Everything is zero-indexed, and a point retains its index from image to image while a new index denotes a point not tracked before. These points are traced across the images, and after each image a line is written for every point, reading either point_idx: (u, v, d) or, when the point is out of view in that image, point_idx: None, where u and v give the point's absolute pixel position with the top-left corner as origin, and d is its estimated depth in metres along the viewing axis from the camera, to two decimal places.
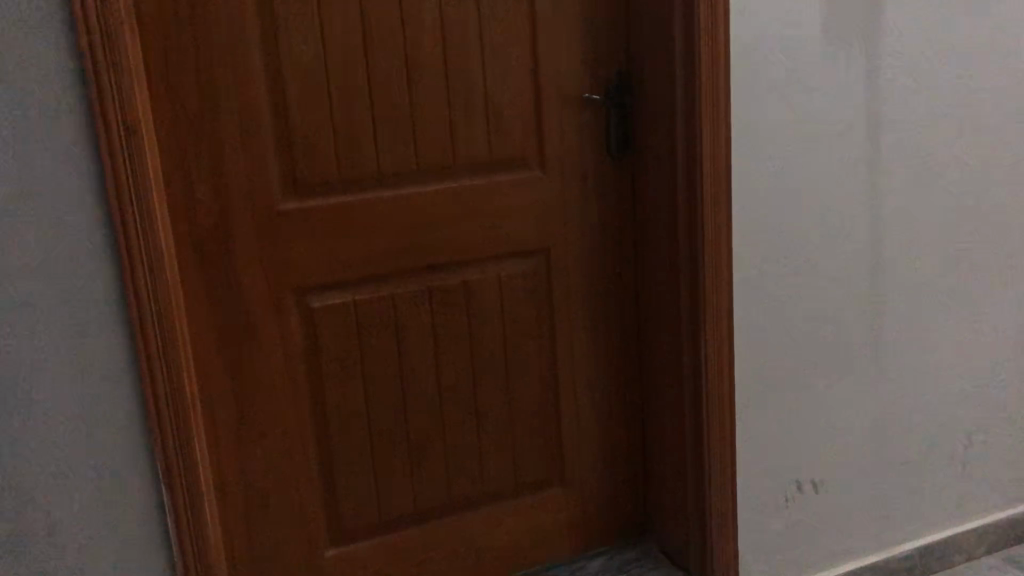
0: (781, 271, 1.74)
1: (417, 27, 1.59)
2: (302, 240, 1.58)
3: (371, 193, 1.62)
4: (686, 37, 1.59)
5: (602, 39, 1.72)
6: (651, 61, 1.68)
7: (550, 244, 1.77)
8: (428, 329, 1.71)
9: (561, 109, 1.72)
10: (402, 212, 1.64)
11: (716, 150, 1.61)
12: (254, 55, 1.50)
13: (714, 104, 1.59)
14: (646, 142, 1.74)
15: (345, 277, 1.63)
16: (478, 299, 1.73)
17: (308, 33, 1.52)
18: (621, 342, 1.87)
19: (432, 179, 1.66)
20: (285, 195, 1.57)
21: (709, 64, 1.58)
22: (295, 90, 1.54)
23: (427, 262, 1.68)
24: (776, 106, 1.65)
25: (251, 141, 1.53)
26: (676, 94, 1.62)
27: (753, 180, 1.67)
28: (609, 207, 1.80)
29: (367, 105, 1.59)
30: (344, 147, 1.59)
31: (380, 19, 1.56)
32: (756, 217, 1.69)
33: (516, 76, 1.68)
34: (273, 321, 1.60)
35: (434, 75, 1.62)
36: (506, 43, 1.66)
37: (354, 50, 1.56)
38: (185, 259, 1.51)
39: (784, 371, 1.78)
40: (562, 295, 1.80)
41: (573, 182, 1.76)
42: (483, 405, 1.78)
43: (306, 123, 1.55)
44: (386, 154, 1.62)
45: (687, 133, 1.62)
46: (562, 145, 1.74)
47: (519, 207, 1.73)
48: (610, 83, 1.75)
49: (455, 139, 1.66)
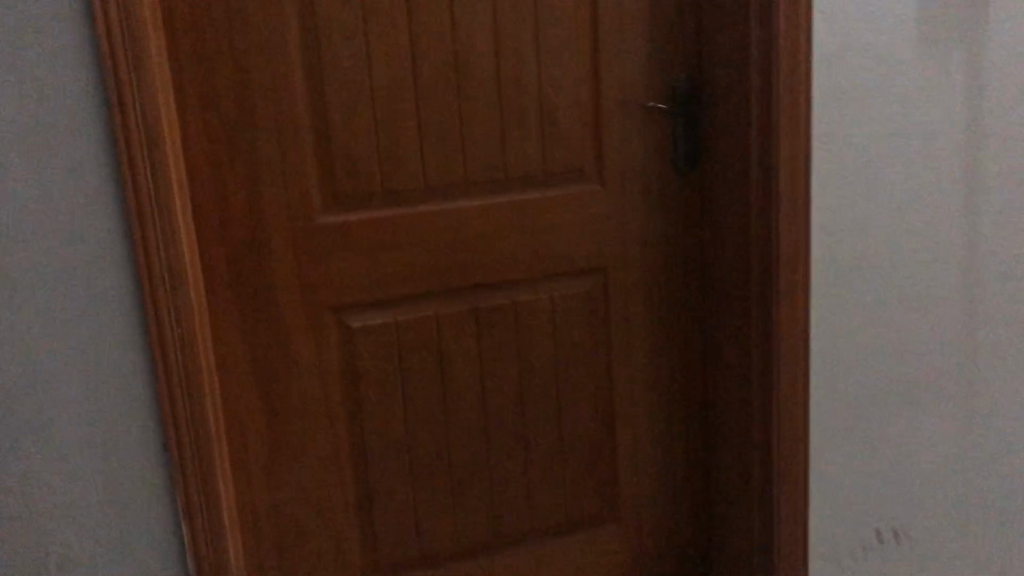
0: (864, 300, 1.58)
1: (468, 31, 1.47)
2: (341, 257, 1.48)
3: (416, 207, 1.51)
4: (763, 41, 1.44)
5: (670, 42, 1.58)
6: (724, 67, 1.53)
7: (608, 264, 1.63)
8: (474, 354, 1.60)
9: (623, 118, 1.59)
10: (447, 227, 1.53)
11: (794, 166, 1.47)
12: (294, 59, 1.41)
13: (794, 116, 1.45)
14: (717, 154, 1.59)
15: (386, 296, 1.52)
16: (530, 322, 1.61)
17: (350, 36, 1.42)
18: (685, 372, 1.73)
19: (481, 193, 1.55)
20: (323, 207, 1.47)
21: (788, 71, 1.43)
22: (336, 98, 1.43)
23: (474, 281, 1.57)
24: (861, 118, 1.50)
25: (289, 152, 1.43)
26: (751, 104, 1.47)
27: (834, 199, 1.52)
28: (674, 224, 1.66)
29: (413, 113, 1.48)
30: (388, 159, 1.48)
31: (427, 22, 1.45)
32: (836, 240, 1.54)
33: (575, 83, 1.55)
34: (309, 343, 1.50)
35: (486, 82, 1.50)
36: (565, 46, 1.53)
37: (399, 54, 1.45)
38: (216, 274, 1.43)
39: (865, 410, 1.63)
40: (621, 319, 1.66)
41: (636, 197, 1.63)
42: (532, 436, 1.66)
43: (347, 133, 1.45)
44: (433, 166, 1.51)
45: (763, 146, 1.47)
46: (624, 157, 1.60)
47: (575, 223, 1.60)
48: (679, 90, 1.60)
49: (507, 151, 1.54)
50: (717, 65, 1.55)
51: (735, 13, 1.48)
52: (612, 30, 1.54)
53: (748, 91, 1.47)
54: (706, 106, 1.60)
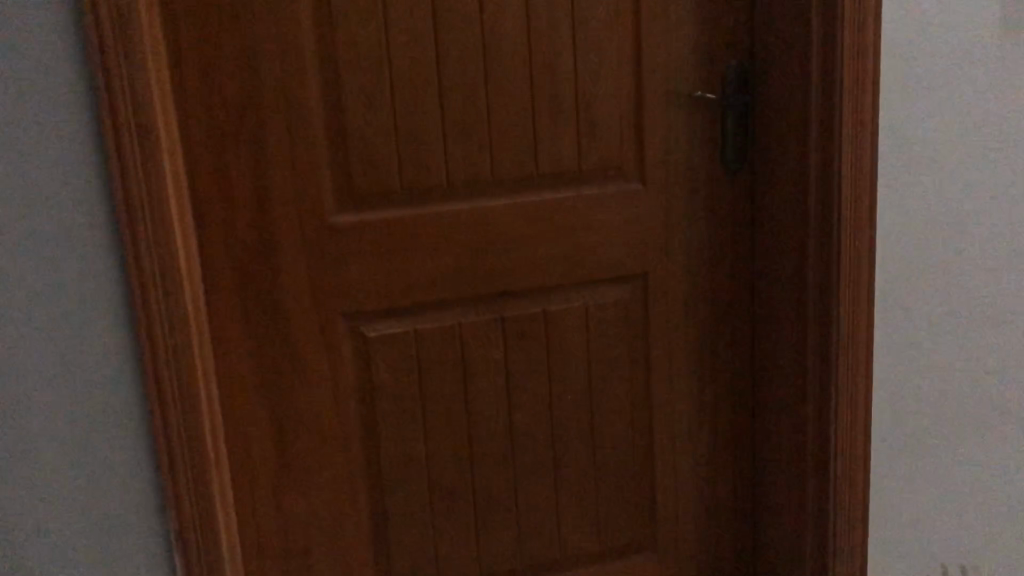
0: (931, 312, 1.44)
1: (498, 13, 1.34)
2: (357, 260, 1.36)
3: (439, 207, 1.38)
4: (827, 26, 1.30)
5: (722, 26, 1.44)
6: (779, 55, 1.39)
7: (649, 271, 1.49)
8: (501, 368, 1.46)
9: (668, 110, 1.44)
10: (473, 229, 1.40)
11: (858, 165, 1.33)
12: (306, 43, 1.28)
13: (859, 109, 1.31)
14: (771, 150, 1.44)
15: (404, 304, 1.39)
16: (562, 333, 1.47)
17: (370, 19, 1.29)
18: (731, 389, 1.58)
19: (511, 192, 1.41)
20: (337, 206, 1.34)
21: (853, 59, 1.29)
22: (353, 86, 1.30)
23: (501, 288, 1.43)
24: (933, 112, 1.36)
25: (299, 146, 1.30)
26: (811, 95, 1.33)
27: (901, 202, 1.38)
28: (722, 227, 1.52)
29: (437, 103, 1.34)
30: (409, 153, 1.35)
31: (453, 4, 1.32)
32: (904, 248, 1.40)
33: (616, 71, 1.41)
34: (321, 354, 1.37)
35: (517, 70, 1.37)
36: (605, 31, 1.39)
37: (423, 39, 1.32)
38: (221, 277, 1.31)
39: (931, 433, 1.49)
40: (662, 331, 1.52)
41: (680, 198, 1.48)
42: (563, 457, 1.52)
43: (364, 125, 1.32)
44: (458, 162, 1.37)
45: (824, 142, 1.33)
46: (667, 154, 1.46)
47: (613, 225, 1.46)
48: (729, 80, 1.46)
49: (540, 145, 1.40)
50: (773, 52, 1.41)
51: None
52: (657, 13, 1.40)
53: (807, 82, 1.33)
54: (760, 96, 1.46)
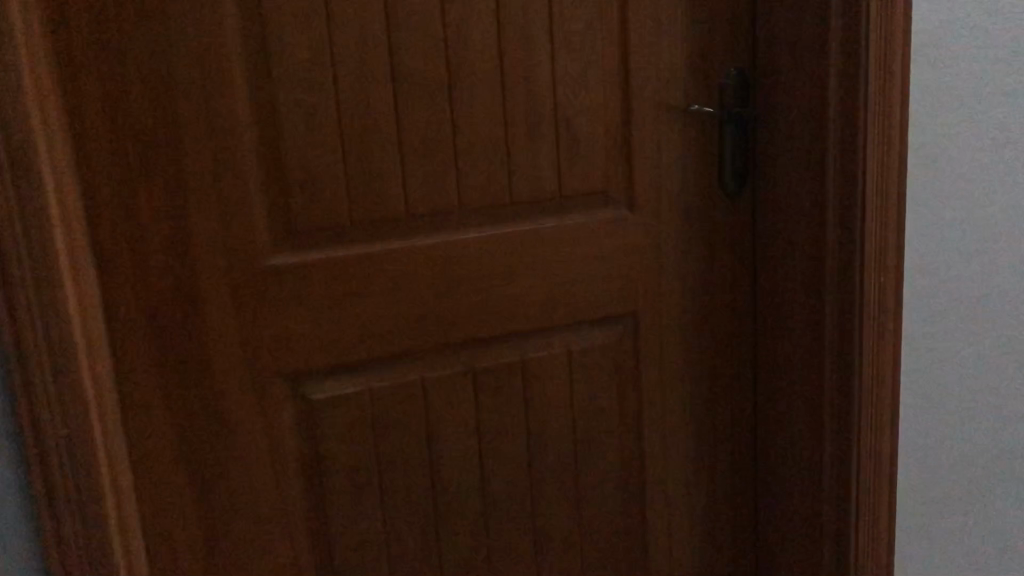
0: (958, 352, 1.28)
1: (463, 13, 1.12)
2: (298, 309, 1.13)
3: (396, 242, 1.16)
4: (848, 29, 1.12)
5: (719, 28, 1.25)
6: (787, 61, 1.21)
7: (640, 309, 1.30)
8: (473, 428, 1.25)
9: (660, 125, 1.25)
10: (437, 268, 1.18)
11: (883, 189, 1.15)
12: (231, 50, 1.05)
13: (885, 125, 1.13)
14: (779, 170, 1.25)
15: (358, 359, 1.17)
16: (542, 385, 1.27)
17: (308, 20, 1.07)
18: (734, 439, 1.39)
19: (480, 221, 1.20)
20: (273, 245, 1.12)
21: (879, 67, 1.12)
22: (290, 102, 1.08)
23: (472, 336, 1.22)
24: (964, 127, 1.19)
25: (226, 174, 1.08)
26: (828, 110, 1.15)
27: (930, 229, 1.21)
28: (722, 258, 1.33)
29: (392, 120, 1.13)
30: (359, 179, 1.13)
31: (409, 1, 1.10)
32: (931, 280, 1.23)
33: (601, 81, 1.21)
34: (258, 422, 1.15)
35: (486, 80, 1.15)
36: (588, 34, 1.19)
37: (375, 43, 1.10)
38: (132, 336, 1.08)
39: (957, 481, 1.33)
40: (655, 377, 1.32)
41: (674, 225, 1.29)
42: (545, 527, 1.31)
43: (304, 148, 1.10)
44: (418, 189, 1.16)
45: (844, 161, 1.15)
46: (659, 175, 1.26)
47: (599, 259, 1.26)
48: (728, 90, 1.27)
49: (514, 168, 1.19)
50: (782, 57, 1.21)
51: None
52: (647, 13, 1.20)
53: (823, 93, 1.15)
54: (765, 110, 1.27)
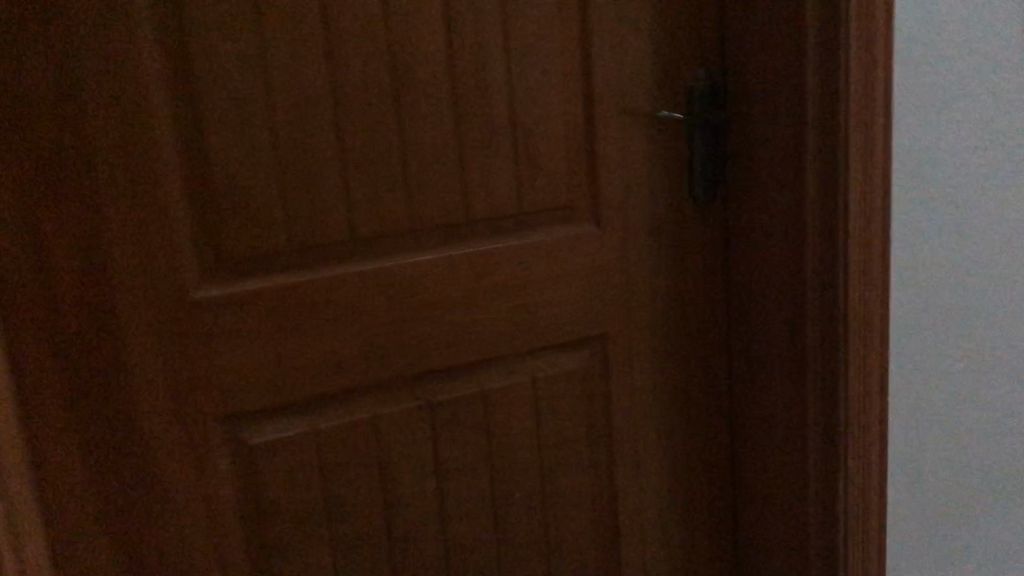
0: (948, 367, 1.20)
1: (408, 15, 1.02)
2: (230, 345, 1.03)
3: (339, 268, 1.06)
4: (825, 26, 1.03)
5: (686, 28, 1.16)
6: (759, 62, 1.12)
7: (609, 331, 1.20)
8: (431, 467, 1.15)
9: (625, 133, 1.15)
10: (386, 295, 1.08)
11: (866, 198, 1.07)
12: (147, 61, 0.94)
13: (867, 130, 1.05)
14: (752, 179, 1.17)
15: (301, 397, 1.07)
16: (505, 416, 1.17)
17: (235, 25, 0.96)
18: (711, 464, 1.30)
19: (431, 243, 1.10)
20: (202, 276, 1.01)
21: (858, 67, 1.03)
22: (216, 116, 0.97)
23: (427, 367, 1.12)
24: (951, 130, 1.11)
25: (146, 199, 0.96)
26: (806, 115, 1.06)
27: (916, 239, 1.13)
28: (694, 274, 1.24)
29: (332, 134, 1.02)
30: (296, 200, 1.02)
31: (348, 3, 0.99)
32: (918, 293, 1.15)
33: (560, 87, 1.11)
34: (190, 470, 1.04)
35: (434, 88, 1.05)
36: (545, 36, 1.09)
37: (310, 50, 0.99)
38: (43, 383, 0.96)
39: (950, 503, 1.26)
40: (626, 404, 1.23)
41: (644, 240, 1.20)
42: (511, 568, 1.21)
43: (233, 167, 0.99)
44: (362, 209, 1.05)
45: (825, 171, 1.07)
46: (626, 187, 1.17)
47: (563, 279, 1.17)
48: (696, 95, 1.18)
49: (468, 184, 1.09)
50: (754, 58, 1.13)
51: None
52: (608, 13, 1.11)
53: (800, 97, 1.06)
54: (736, 115, 1.18)
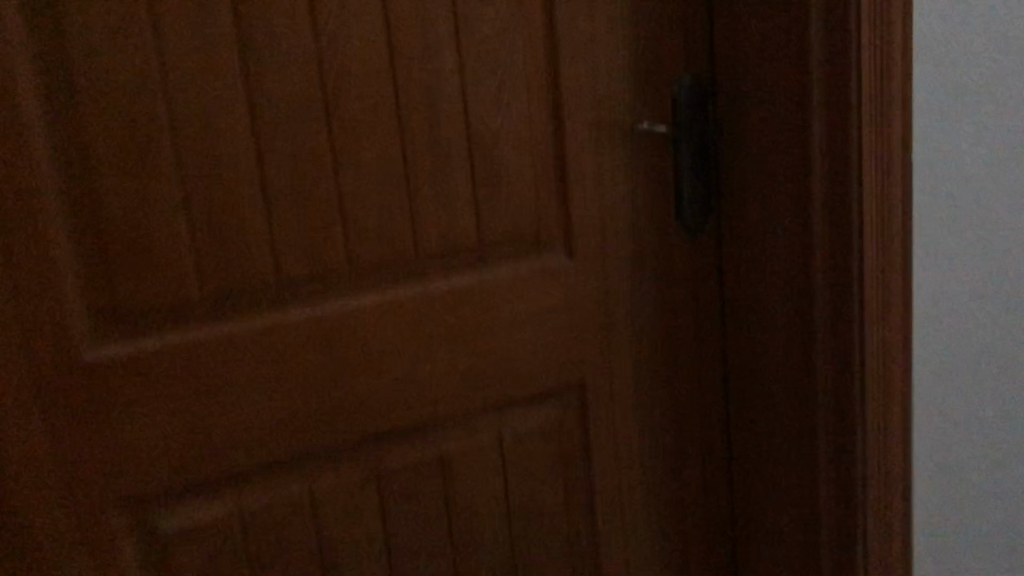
0: (979, 412, 1.05)
1: (339, 20, 0.87)
2: (136, 412, 0.88)
3: (266, 318, 0.91)
4: (832, 29, 0.88)
5: (668, 29, 1.00)
6: (756, 64, 0.96)
7: (588, 381, 1.04)
8: (379, 542, 0.99)
9: (601, 151, 1.00)
10: (319, 346, 0.93)
11: (886, 227, 0.92)
12: (21, 81, 0.79)
13: (885, 149, 0.90)
14: (751, 202, 1.01)
15: (220, 468, 0.92)
16: (467, 482, 1.01)
17: (129, 38, 0.81)
18: (710, 525, 1.14)
19: (377, 284, 0.95)
20: (96, 331, 0.86)
21: (873, 76, 0.88)
22: (106, 145, 0.83)
23: (370, 428, 0.96)
24: (979, 141, 0.96)
25: (23, 244, 0.82)
26: (812, 135, 0.91)
27: (940, 268, 0.98)
28: (685, 310, 1.08)
29: (252, 162, 0.87)
30: (210, 241, 0.87)
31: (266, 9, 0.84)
32: (943, 329, 1.00)
33: (524, 100, 0.96)
34: (88, 555, 0.90)
35: (374, 105, 0.90)
36: (504, 43, 0.94)
37: (222, 64, 0.84)
38: None
39: (981, 564, 1.10)
40: (610, 462, 1.07)
41: (625, 275, 1.04)
42: None
43: (129, 204, 0.84)
44: (291, 248, 0.90)
45: (833, 190, 0.92)
46: (603, 214, 1.01)
47: (533, 321, 1.00)
48: (683, 104, 1.02)
49: (416, 216, 0.94)
50: (751, 62, 0.97)
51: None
52: (577, 12, 0.95)
53: (806, 112, 0.91)
54: (731, 126, 1.02)
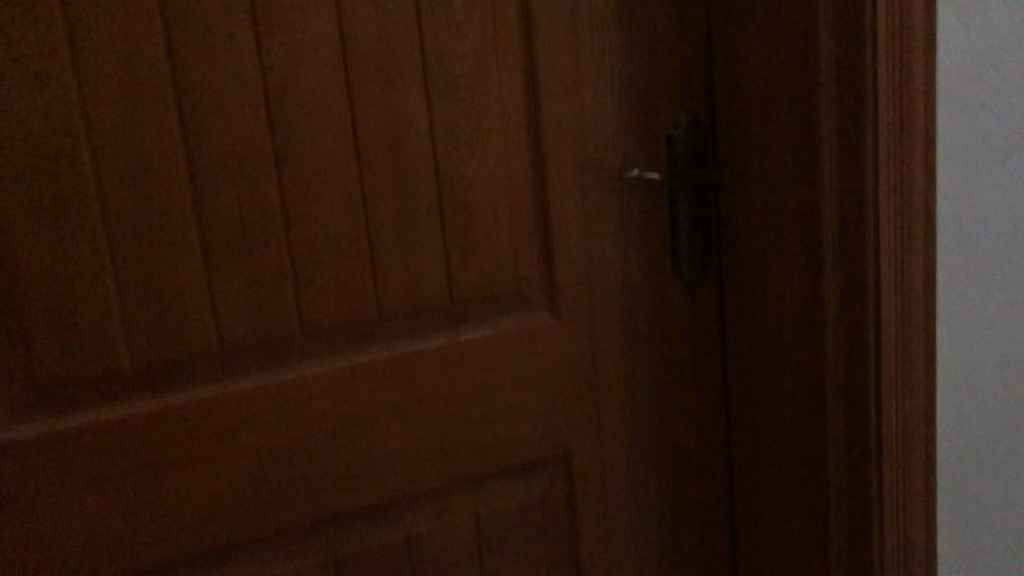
0: (1007, 487, 0.96)
1: (287, 63, 0.78)
2: (61, 495, 0.80)
3: (206, 389, 0.82)
4: (845, 77, 0.78)
5: (662, 72, 0.91)
6: (759, 108, 0.88)
7: (574, 450, 0.96)
8: None
9: (588, 204, 0.90)
10: (276, 418, 0.85)
11: (905, 295, 0.82)
12: None
13: (905, 209, 0.80)
14: (753, 254, 0.93)
15: (166, 551, 0.84)
16: (439, 555, 0.94)
17: (53, 93, 0.73)
18: None
19: (336, 349, 0.86)
20: (22, 408, 0.78)
21: (892, 129, 0.78)
22: (27, 209, 0.74)
23: (337, 502, 0.88)
24: (1010, 196, 0.87)
25: None
26: (822, 192, 0.82)
27: (967, 336, 0.89)
28: (681, 373, 0.99)
29: (191, 222, 0.79)
30: (143, 308, 0.79)
31: (204, 53, 0.76)
32: (971, 401, 0.91)
33: (504, 154, 0.87)
34: None
35: (330, 156, 0.81)
36: (481, 92, 0.85)
37: (155, 115, 0.76)
38: None
39: None
40: (597, 535, 0.99)
41: (616, 340, 0.95)
42: None
43: (56, 270, 0.76)
44: (243, 312, 0.82)
45: (847, 252, 0.82)
46: (590, 276, 0.92)
47: (513, 388, 0.92)
48: (678, 151, 0.93)
49: (384, 277, 0.85)
50: (755, 105, 0.88)
51: (782, 21, 0.82)
52: (558, 52, 0.86)
53: (815, 167, 0.82)
54: (733, 171, 0.93)
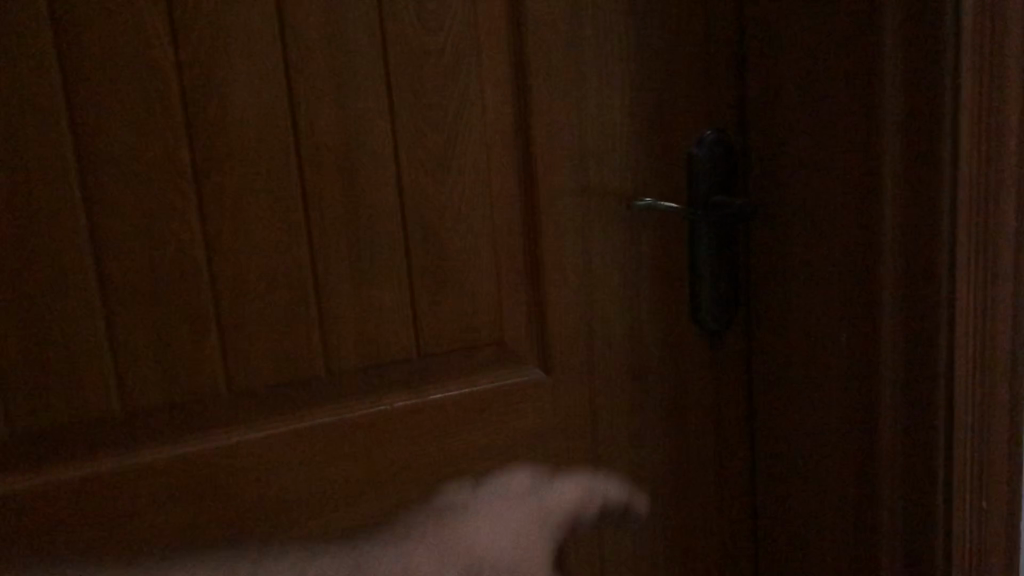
0: None
1: (210, 66, 0.63)
2: None
3: (112, 460, 0.66)
4: (917, 92, 0.62)
5: (680, 78, 0.76)
6: (806, 118, 0.71)
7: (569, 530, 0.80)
8: None
9: (590, 240, 0.75)
10: (203, 496, 0.68)
11: (988, 366, 0.66)
12: None
13: (989, 259, 0.63)
14: (794, 298, 0.77)
15: None
16: None
17: None
18: None
19: (274, 413, 0.70)
20: None
21: (974, 160, 0.62)
22: None
23: None
24: None
25: None
26: (884, 232, 0.66)
27: None
28: (700, 437, 0.83)
29: (89, 250, 0.62)
30: (23, 375, 0.62)
31: (107, 39, 0.60)
32: None
33: (486, 171, 0.71)
34: None
35: (265, 177, 0.65)
36: (458, 96, 0.69)
37: (42, 133, 0.60)
38: None
39: None
40: None
41: (621, 397, 0.79)
42: None
43: None
44: (161, 365, 0.66)
45: (915, 299, 0.66)
46: (590, 321, 0.76)
47: (496, 456, 0.76)
48: (703, 173, 0.77)
49: (340, 322, 0.69)
50: (802, 120, 0.72)
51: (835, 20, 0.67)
52: (552, 58, 0.71)
53: (874, 201, 0.66)
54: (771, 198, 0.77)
